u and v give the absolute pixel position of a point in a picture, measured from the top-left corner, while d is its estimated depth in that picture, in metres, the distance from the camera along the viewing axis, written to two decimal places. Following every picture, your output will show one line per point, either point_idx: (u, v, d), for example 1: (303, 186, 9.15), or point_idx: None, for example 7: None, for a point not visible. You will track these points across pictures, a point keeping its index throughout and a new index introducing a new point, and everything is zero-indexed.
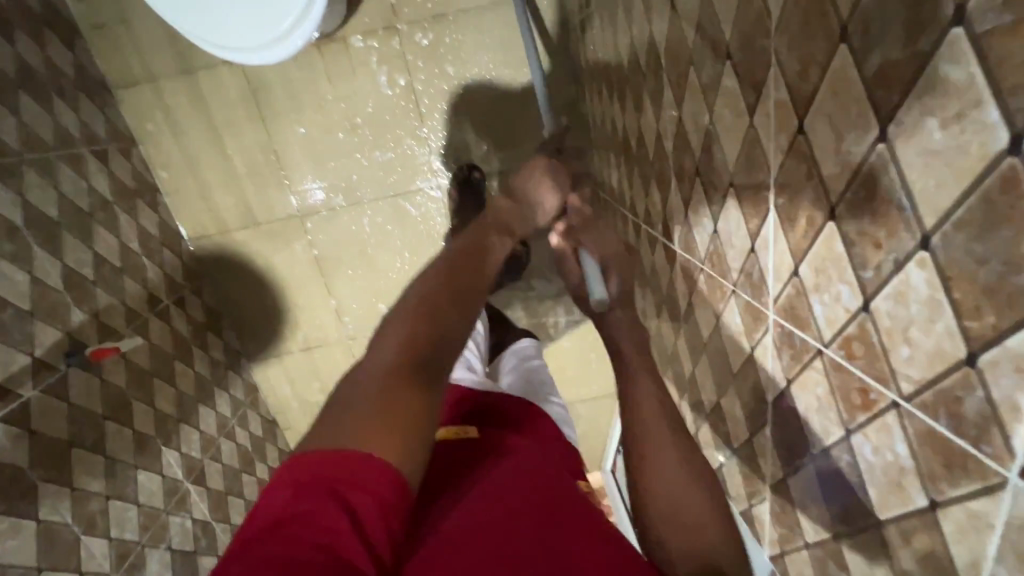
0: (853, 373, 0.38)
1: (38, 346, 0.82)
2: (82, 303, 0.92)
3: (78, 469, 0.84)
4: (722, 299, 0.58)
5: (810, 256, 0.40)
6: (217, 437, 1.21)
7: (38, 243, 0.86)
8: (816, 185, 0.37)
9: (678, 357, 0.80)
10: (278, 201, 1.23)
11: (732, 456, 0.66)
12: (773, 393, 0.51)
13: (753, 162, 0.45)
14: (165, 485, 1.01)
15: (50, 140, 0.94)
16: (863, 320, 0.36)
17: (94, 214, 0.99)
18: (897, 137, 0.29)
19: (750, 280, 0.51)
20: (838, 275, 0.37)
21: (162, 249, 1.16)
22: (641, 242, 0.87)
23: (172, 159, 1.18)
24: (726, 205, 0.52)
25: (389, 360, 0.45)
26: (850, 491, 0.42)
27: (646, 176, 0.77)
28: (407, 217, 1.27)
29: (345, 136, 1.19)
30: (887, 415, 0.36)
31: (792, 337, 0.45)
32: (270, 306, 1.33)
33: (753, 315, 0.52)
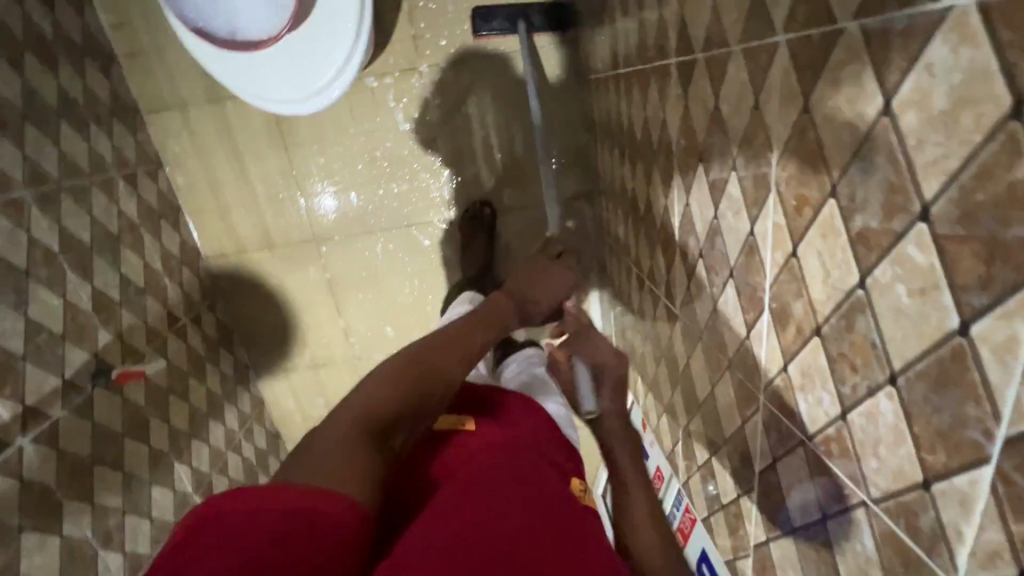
0: (831, 468, 0.43)
1: (68, 368, 0.86)
2: (108, 324, 0.96)
3: (99, 486, 0.88)
4: (718, 369, 0.63)
5: (798, 359, 0.45)
6: (225, 451, 1.25)
7: (71, 268, 0.90)
8: (805, 303, 0.43)
9: (674, 407, 0.85)
10: (295, 226, 1.28)
11: (718, 510, 0.71)
12: (760, 464, 0.56)
13: (752, 264, 0.51)
14: (176, 499, 1.05)
15: (86, 167, 0.98)
16: (841, 427, 0.41)
17: (122, 236, 1.04)
18: (874, 289, 0.34)
19: (745, 362, 0.56)
20: (821, 382, 0.42)
21: (181, 267, 1.20)
22: (644, 294, 0.92)
23: (195, 181, 1.23)
24: (725, 291, 0.57)
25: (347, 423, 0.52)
26: (824, 566, 0.47)
27: (652, 237, 0.82)
28: (419, 246, 1.31)
29: (363, 167, 1.23)
30: (858, 510, 0.41)
31: (780, 422, 0.50)
32: (280, 323, 1.38)
33: (746, 393, 0.57)
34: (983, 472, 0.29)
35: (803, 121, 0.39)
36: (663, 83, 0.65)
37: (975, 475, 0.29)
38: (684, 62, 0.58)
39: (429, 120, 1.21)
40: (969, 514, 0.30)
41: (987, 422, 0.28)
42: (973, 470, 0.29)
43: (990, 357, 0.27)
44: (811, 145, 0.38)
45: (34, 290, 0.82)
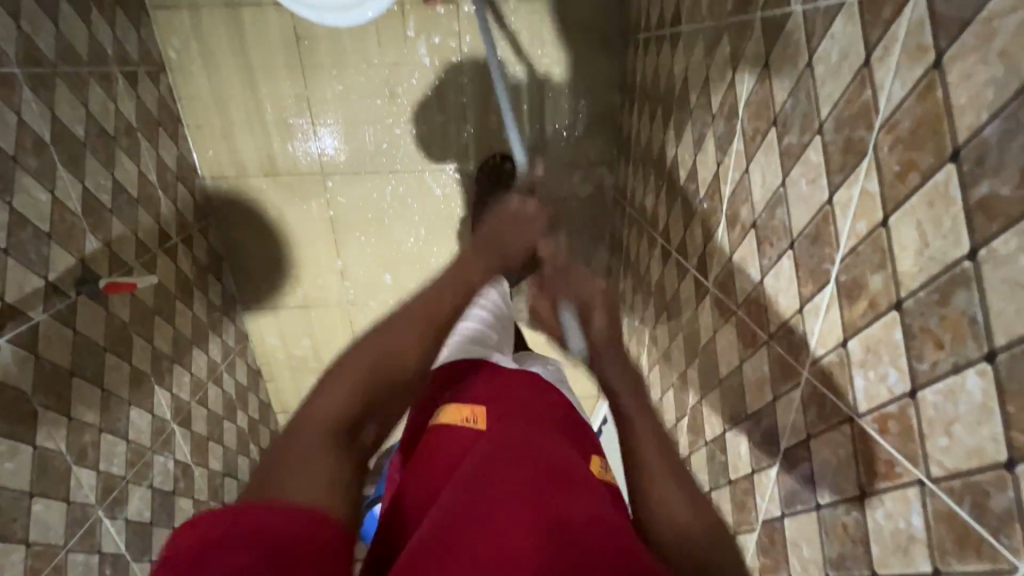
0: (881, 445, 0.43)
1: (51, 270, 0.79)
2: (97, 230, 0.89)
3: (76, 399, 0.83)
4: (753, 345, 0.62)
5: (863, 334, 0.44)
6: (206, 381, 1.20)
7: (62, 163, 0.82)
8: (886, 277, 0.41)
9: (685, 384, 0.84)
10: (302, 155, 1.20)
11: (726, 485, 0.70)
12: (787, 440, 0.56)
13: (820, 234, 0.49)
14: (154, 423, 1.00)
15: (84, 55, 0.89)
16: (905, 404, 0.40)
17: (117, 138, 0.95)
18: (987, 261, 0.33)
19: (790, 338, 0.54)
20: (890, 358, 0.41)
21: (177, 183, 1.12)
22: (668, 267, 0.90)
23: (199, 92, 1.14)
24: (779, 264, 0.56)
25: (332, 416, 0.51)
26: (851, 543, 0.47)
27: (688, 208, 0.80)
28: (431, 194, 1.26)
29: (383, 101, 1.16)
30: (908, 489, 0.40)
31: (824, 399, 0.50)
32: (275, 257, 1.32)
33: (784, 369, 0.56)
34: None
35: (931, 78, 0.36)
36: (740, 41, 0.61)
37: None
38: (772, 16, 0.55)
39: (460, 61, 1.14)
40: None
41: None
42: None
43: None
44: (935, 105, 0.36)
45: (21, 179, 0.75)
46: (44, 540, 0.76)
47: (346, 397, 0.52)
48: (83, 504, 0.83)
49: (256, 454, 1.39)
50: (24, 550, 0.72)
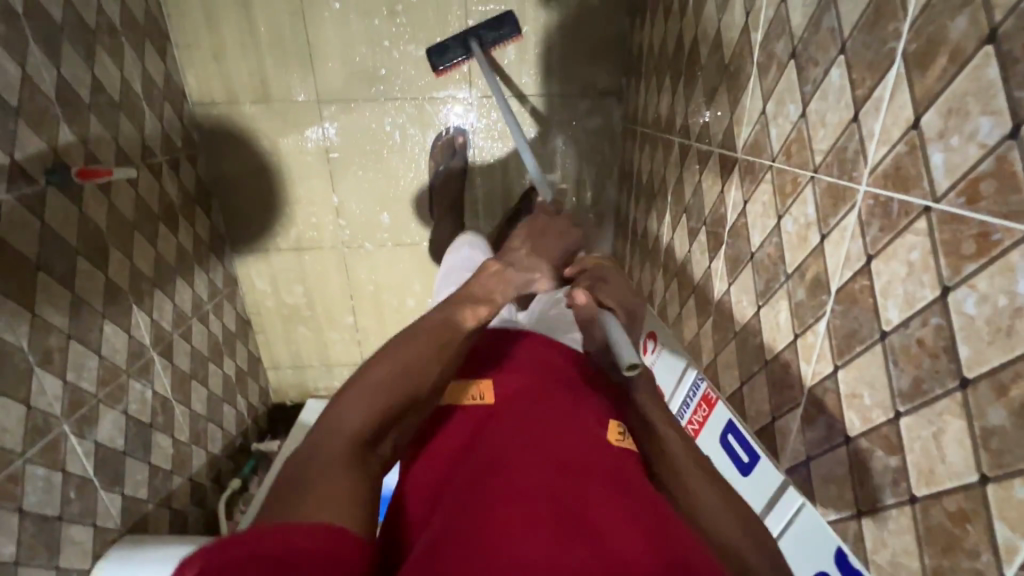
0: (971, 219, 0.36)
1: (19, 150, 0.72)
2: (73, 124, 0.82)
3: (42, 296, 0.75)
4: (793, 192, 0.56)
5: (941, 99, 0.38)
6: (190, 316, 1.12)
7: (35, 41, 0.76)
8: (973, 13, 0.35)
9: (709, 281, 0.78)
10: (296, 81, 1.15)
11: (762, 369, 0.64)
12: (840, 278, 0.49)
13: (881, 15, 0.43)
14: (130, 345, 0.93)
15: None
16: (1004, 150, 0.34)
17: (99, 36, 0.90)
18: None
19: (841, 157, 0.48)
20: (980, 108, 0.35)
21: (164, 102, 1.06)
22: (687, 165, 0.85)
23: (190, 10, 1.09)
24: (827, 80, 0.50)
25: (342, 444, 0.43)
26: (929, 359, 0.40)
27: (711, 86, 0.74)
28: (433, 124, 1.21)
29: (382, 20, 1.11)
30: (1011, 254, 0.34)
31: (887, 204, 0.43)
32: (267, 195, 1.25)
33: (834, 197, 0.49)
34: None
35: None
36: None
37: None
38: None
39: None
40: None
41: None
42: None
43: None
44: None
45: None
46: None
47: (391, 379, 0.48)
48: (46, 414, 0.75)
49: (243, 406, 1.31)
50: None
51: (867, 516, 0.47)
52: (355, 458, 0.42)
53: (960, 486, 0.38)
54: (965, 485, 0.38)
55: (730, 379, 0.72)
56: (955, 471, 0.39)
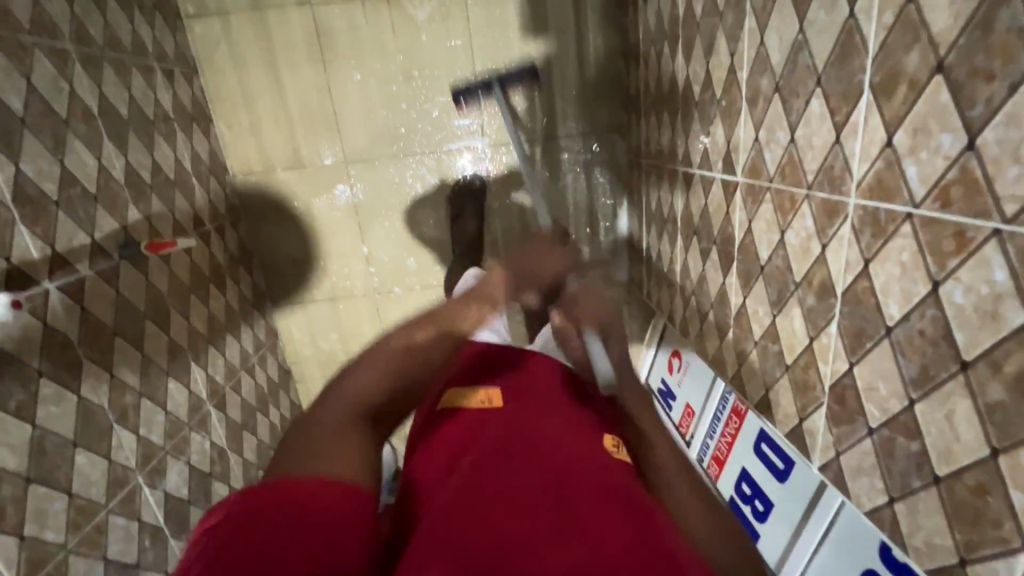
0: (947, 220, 0.41)
1: (97, 230, 0.82)
2: (138, 202, 0.93)
3: (117, 359, 0.83)
4: (791, 209, 0.62)
5: (907, 120, 0.44)
6: (239, 369, 1.20)
7: (107, 135, 0.87)
8: (921, 49, 0.42)
9: (725, 297, 0.82)
10: (326, 146, 1.26)
11: (784, 375, 0.68)
12: (844, 282, 0.54)
13: (846, 53, 0.50)
14: (190, 400, 1.00)
15: (127, 47, 0.96)
16: (965, 160, 0.39)
17: (156, 124, 1.01)
18: None
19: (831, 174, 0.54)
20: (940, 126, 0.41)
21: (209, 175, 1.18)
22: (692, 190, 0.91)
23: (229, 93, 1.22)
24: (809, 109, 0.56)
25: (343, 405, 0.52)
26: (931, 348, 0.45)
27: (706, 119, 0.82)
28: (450, 173, 1.30)
29: (399, 85, 1.23)
30: (985, 248, 0.39)
31: (876, 213, 0.49)
32: (302, 250, 1.35)
33: (829, 210, 0.55)
34: None
35: None
36: None
37: None
38: None
39: (471, 42, 1.21)
40: None
41: None
42: None
43: None
44: None
45: (72, 142, 0.80)
46: (87, 495, 0.74)
47: (380, 376, 0.55)
48: (124, 467, 0.81)
49: None
50: (67, 500, 0.71)
51: (899, 503, 0.50)
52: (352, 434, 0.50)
53: (975, 461, 0.42)
54: (980, 460, 0.41)
55: (757, 388, 0.76)
56: (968, 448, 0.42)
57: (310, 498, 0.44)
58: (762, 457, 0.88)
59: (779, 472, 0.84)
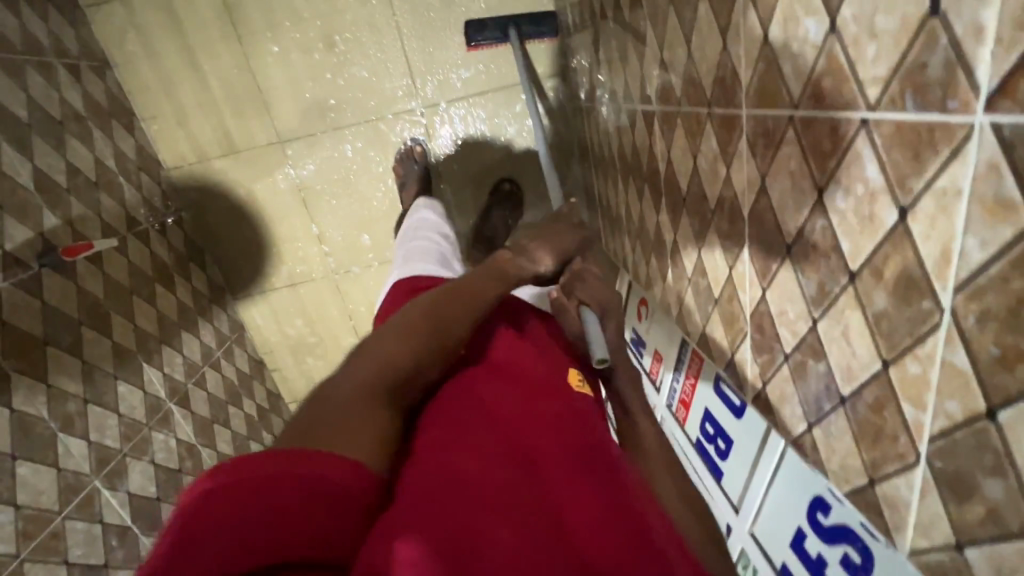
0: (821, 118, 0.37)
1: (8, 241, 0.80)
2: (55, 208, 0.90)
3: (53, 368, 0.82)
4: (697, 130, 0.57)
5: (779, 10, 0.39)
6: (202, 365, 1.19)
7: (5, 141, 0.83)
8: None
9: (660, 235, 0.79)
10: (258, 128, 1.22)
11: (714, 309, 0.65)
12: (748, 202, 0.50)
13: None
14: (147, 401, 0.99)
15: (17, 44, 0.91)
16: (830, 45, 0.35)
17: (66, 124, 0.97)
18: None
19: (723, 86, 0.50)
20: (806, 11, 0.36)
21: (140, 172, 1.14)
22: (622, 127, 0.86)
23: (147, 82, 1.16)
24: (698, 18, 0.51)
25: (359, 385, 0.45)
26: (825, 261, 0.41)
27: (624, 46, 0.76)
28: (389, 143, 1.25)
29: (321, 53, 1.16)
30: (856, 143, 0.35)
31: (764, 121, 0.44)
32: (253, 240, 1.32)
33: (727, 126, 0.51)
34: None
35: None
36: None
37: None
38: None
39: None
40: None
41: None
42: None
43: None
44: None
45: None
46: (36, 504, 0.74)
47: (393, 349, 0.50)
48: (77, 473, 0.82)
49: (271, 442, 1.38)
50: (14, 512, 0.71)
51: (815, 428, 0.48)
52: (370, 408, 0.43)
53: (871, 377, 0.39)
54: (874, 375, 0.39)
55: (696, 325, 0.73)
56: (865, 364, 0.39)
57: (322, 461, 0.37)
58: (720, 395, 0.86)
59: (736, 408, 0.81)
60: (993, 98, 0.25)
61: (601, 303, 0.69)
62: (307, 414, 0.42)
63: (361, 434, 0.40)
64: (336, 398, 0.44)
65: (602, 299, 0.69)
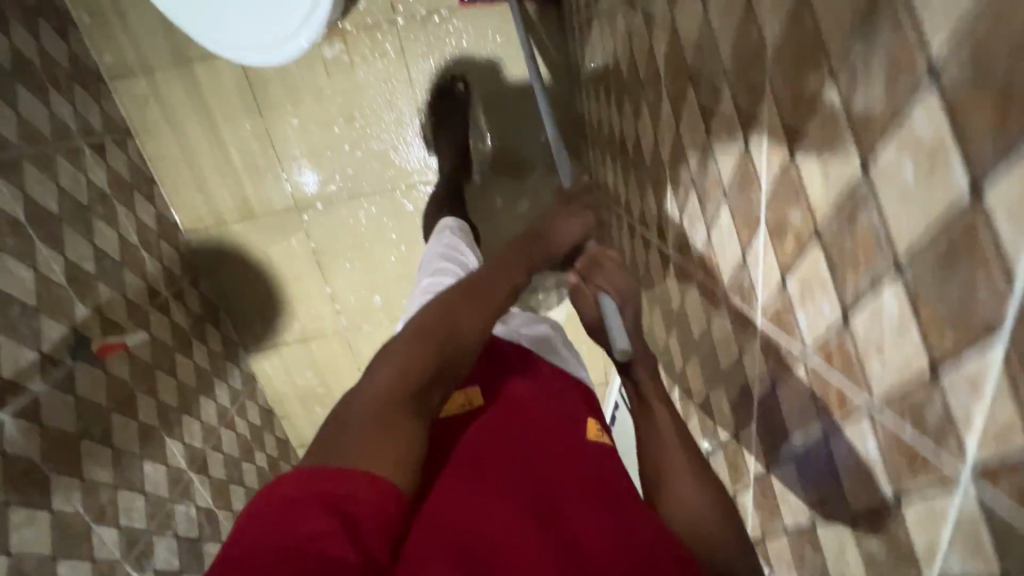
0: (831, 379, 0.42)
1: (44, 342, 0.83)
2: (85, 298, 0.92)
3: (86, 461, 0.86)
4: (715, 303, 0.62)
5: (797, 272, 0.44)
6: (218, 426, 1.23)
7: (40, 239, 0.86)
8: (804, 211, 0.41)
9: (669, 354, 0.84)
10: (277, 196, 1.24)
11: (718, 449, 0.70)
12: (758, 392, 0.55)
13: (750, 178, 0.48)
14: (169, 474, 1.03)
15: (47, 134, 0.92)
16: (841, 332, 0.40)
17: (93, 207, 0.99)
18: (879, 173, 0.33)
19: (742, 288, 0.54)
20: (821, 291, 0.41)
21: (160, 242, 1.16)
22: (636, 241, 0.91)
23: (169, 151, 1.18)
24: (721, 219, 0.56)
25: (387, 387, 0.49)
26: (825, 485, 0.46)
27: (644, 179, 0.81)
28: (405, 213, 1.28)
29: (341, 128, 1.19)
30: (860, 420, 0.40)
31: (778, 343, 0.49)
32: (267, 298, 1.35)
33: (743, 322, 0.56)
34: (996, 350, 0.27)
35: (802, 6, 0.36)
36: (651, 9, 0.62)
37: (986, 353, 0.28)
38: None
39: (411, 76, 1.17)
40: (979, 396, 0.29)
41: (999, 295, 0.26)
42: (982, 348, 0.28)
43: (1003, 219, 0.25)
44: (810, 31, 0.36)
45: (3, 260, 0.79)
46: None
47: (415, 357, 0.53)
48: (109, 561, 0.86)
49: None
50: None
51: None
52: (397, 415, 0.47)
53: None
54: None
55: None
56: None
57: (354, 482, 0.42)
58: None
59: None
60: (977, 476, 0.30)
61: (620, 289, 0.70)
62: (330, 433, 0.47)
63: (389, 449, 0.45)
64: (360, 409, 0.48)
65: (617, 283, 0.70)
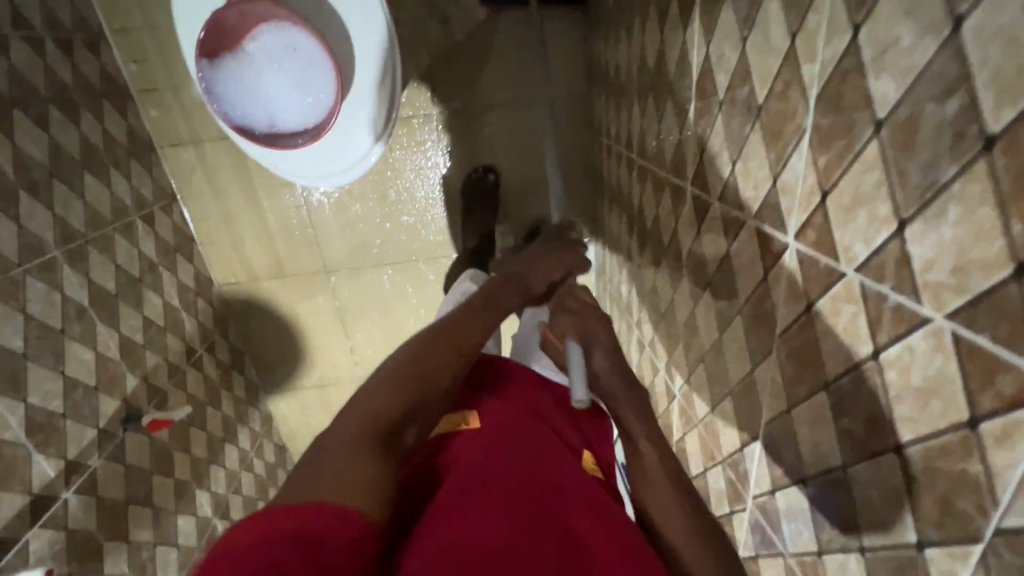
0: None
1: (101, 418, 0.90)
2: (134, 368, 1.00)
3: (132, 524, 0.94)
4: (712, 458, 0.72)
5: (784, 492, 0.53)
6: (239, 470, 1.31)
7: (100, 320, 0.93)
8: (794, 455, 0.51)
9: None
10: (307, 258, 1.31)
11: None
12: (743, 553, 0.65)
13: (751, 395, 0.58)
14: (198, 524, 1.12)
15: (108, 215, 0.99)
16: (815, 559, 0.49)
17: (143, 278, 1.06)
18: (852, 477, 0.42)
19: (739, 468, 0.64)
20: (802, 520, 0.51)
21: (197, 299, 1.24)
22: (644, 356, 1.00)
23: (209, 213, 1.25)
24: (724, 402, 0.65)
25: (356, 429, 0.48)
26: None
27: (656, 314, 0.89)
28: (426, 281, 1.36)
29: (374, 204, 1.26)
30: None
31: (764, 530, 0.59)
32: (289, 347, 1.43)
33: (737, 493, 0.65)
34: None
35: (805, 320, 0.45)
36: (677, 200, 0.71)
37: None
38: (699, 198, 0.63)
39: (444, 161, 1.24)
40: None
41: None
42: None
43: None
44: (810, 342, 0.45)
45: (69, 348, 0.86)
46: None
47: (398, 391, 0.52)
48: None
49: None
50: None
51: None
52: (359, 452, 0.45)
53: None
54: None
55: None
56: None
57: (317, 517, 0.38)
58: None
59: None
60: None
61: (580, 333, 0.66)
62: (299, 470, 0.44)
63: (353, 483, 0.42)
64: (333, 445, 0.46)
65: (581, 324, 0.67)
